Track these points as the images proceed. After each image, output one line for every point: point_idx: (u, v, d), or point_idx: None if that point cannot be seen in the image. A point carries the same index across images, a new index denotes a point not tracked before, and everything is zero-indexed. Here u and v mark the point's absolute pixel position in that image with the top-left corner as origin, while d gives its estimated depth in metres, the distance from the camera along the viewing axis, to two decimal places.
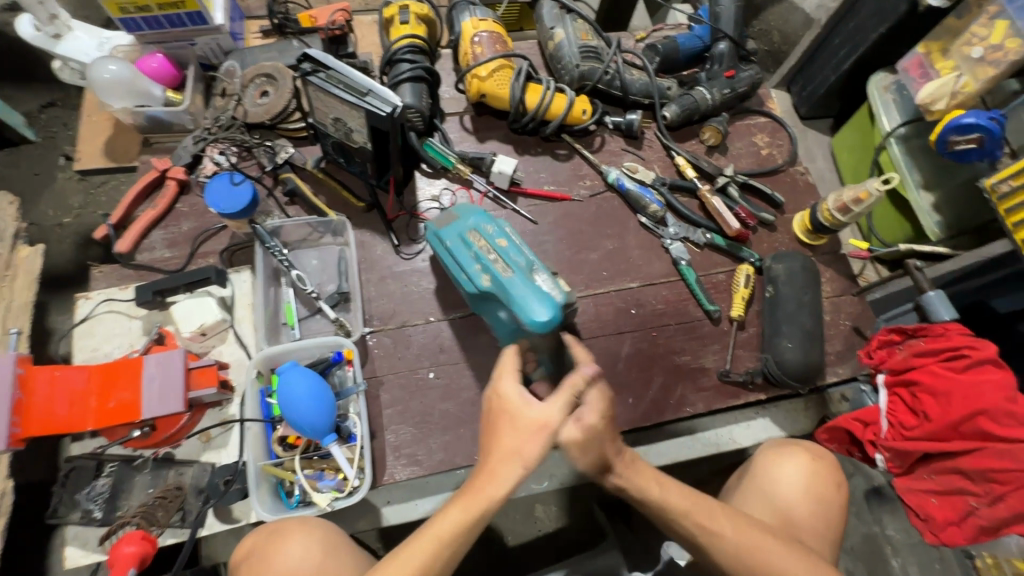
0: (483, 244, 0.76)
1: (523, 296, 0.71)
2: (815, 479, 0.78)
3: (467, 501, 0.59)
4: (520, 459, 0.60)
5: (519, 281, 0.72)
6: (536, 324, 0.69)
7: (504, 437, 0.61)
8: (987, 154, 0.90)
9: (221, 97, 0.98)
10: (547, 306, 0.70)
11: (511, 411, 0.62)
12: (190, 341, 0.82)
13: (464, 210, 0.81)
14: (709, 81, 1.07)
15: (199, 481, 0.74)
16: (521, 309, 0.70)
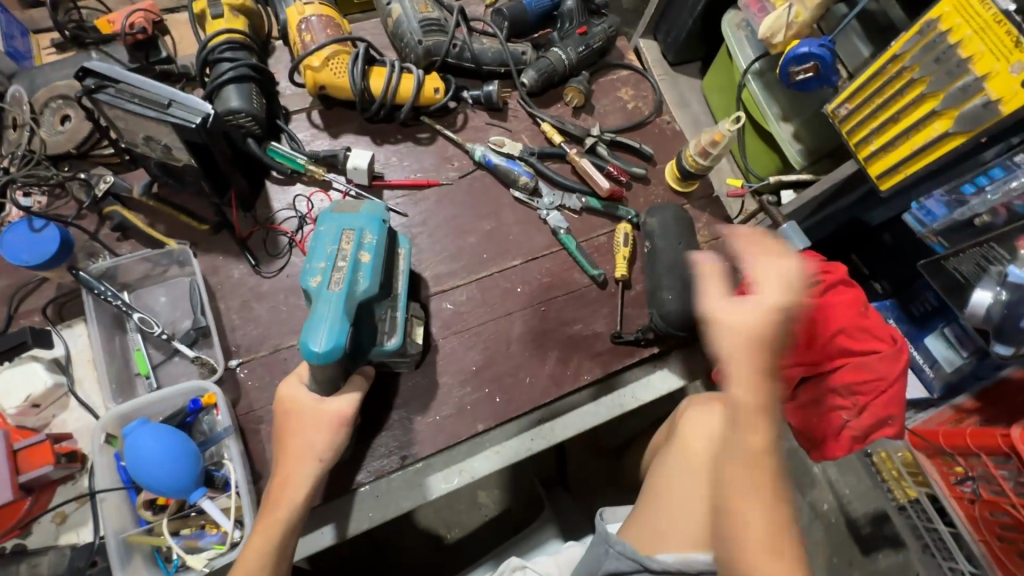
0: (345, 251, 0.67)
1: (324, 316, 0.62)
2: (746, 429, 0.80)
3: (268, 514, 0.63)
4: (315, 457, 0.66)
5: (337, 301, 0.63)
6: (308, 350, 0.61)
7: (296, 437, 0.67)
8: (825, 81, 0.93)
9: (12, 129, 0.85)
10: (333, 341, 0.61)
11: (293, 411, 0.68)
12: (20, 418, 0.71)
13: (348, 212, 0.71)
14: (563, 40, 1.04)
15: (57, 567, 0.66)
16: (309, 327, 0.62)
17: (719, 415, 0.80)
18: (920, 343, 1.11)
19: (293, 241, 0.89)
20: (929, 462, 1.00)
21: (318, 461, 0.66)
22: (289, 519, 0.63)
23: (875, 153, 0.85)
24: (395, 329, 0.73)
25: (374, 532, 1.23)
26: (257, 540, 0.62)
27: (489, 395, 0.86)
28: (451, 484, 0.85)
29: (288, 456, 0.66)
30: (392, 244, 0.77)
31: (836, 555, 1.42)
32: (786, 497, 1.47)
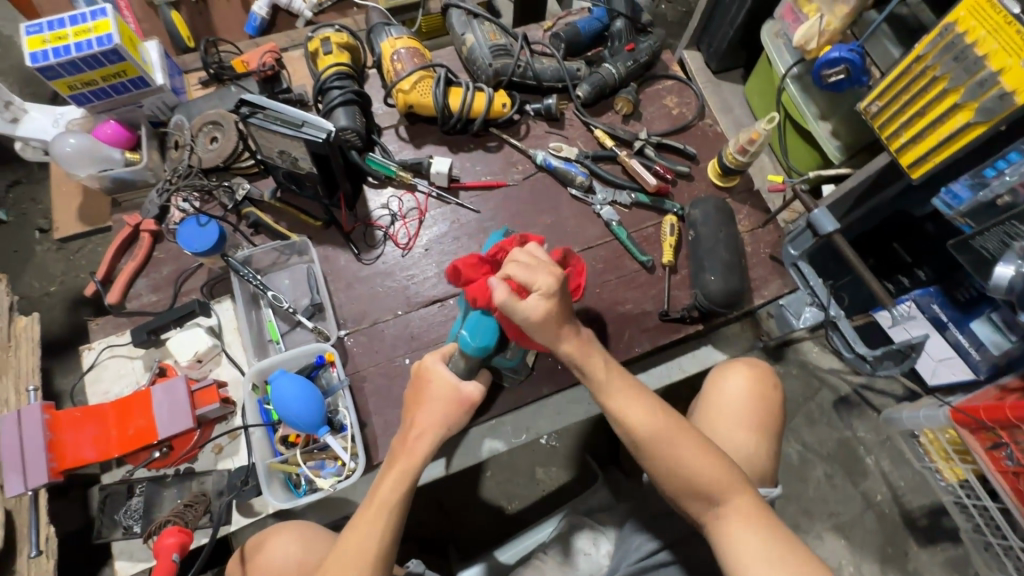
0: (495, 282, 0.82)
1: (482, 321, 0.81)
2: (767, 388, 0.92)
3: (401, 467, 0.74)
4: (441, 428, 0.78)
5: (491, 310, 0.82)
6: (467, 342, 0.81)
7: (435, 409, 0.78)
8: (856, 81, 1.02)
9: (175, 149, 1.07)
10: (483, 342, 0.81)
11: (430, 376, 0.80)
12: (189, 369, 0.92)
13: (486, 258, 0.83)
14: (613, 57, 1.18)
15: (219, 485, 0.85)
16: (470, 326, 0.81)
17: (741, 376, 0.92)
18: (966, 327, 1.16)
19: (387, 234, 1.06)
20: (972, 436, 1.04)
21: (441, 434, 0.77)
22: (416, 475, 0.74)
23: (904, 145, 0.94)
24: (518, 349, 0.89)
25: (443, 499, 1.38)
26: (390, 486, 0.73)
27: (551, 363, 1.00)
28: (520, 438, 0.98)
29: (427, 417, 0.78)
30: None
31: (890, 545, 1.43)
32: (837, 486, 1.49)
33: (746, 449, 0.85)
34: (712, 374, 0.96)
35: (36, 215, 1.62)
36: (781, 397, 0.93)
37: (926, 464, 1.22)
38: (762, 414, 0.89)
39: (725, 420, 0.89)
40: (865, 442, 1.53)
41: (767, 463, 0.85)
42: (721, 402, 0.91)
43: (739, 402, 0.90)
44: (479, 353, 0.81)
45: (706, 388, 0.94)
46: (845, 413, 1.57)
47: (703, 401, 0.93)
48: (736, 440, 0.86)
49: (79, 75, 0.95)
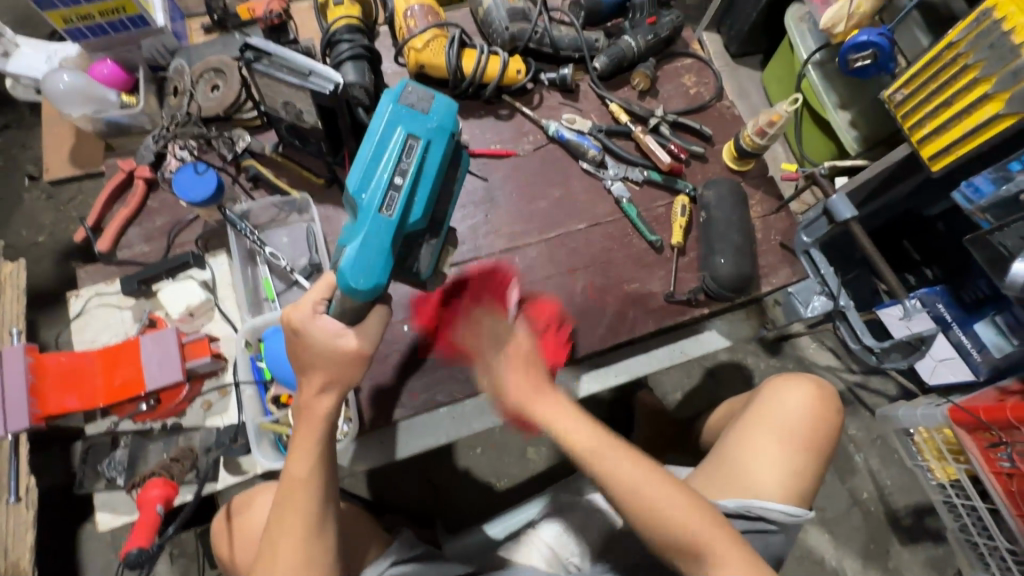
0: (405, 167, 0.69)
1: (371, 244, 0.66)
2: (826, 412, 0.94)
3: (307, 431, 0.71)
4: (336, 386, 0.71)
5: (387, 230, 0.67)
6: (348, 286, 0.66)
7: (320, 371, 0.70)
8: (884, 67, 0.99)
9: (173, 96, 1.02)
10: (371, 280, 0.67)
11: (309, 337, 0.69)
12: (180, 323, 0.90)
13: (427, 129, 0.70)
14: (634, 29, 1.14)
15: (207, 442, 0.83)
16: (354, 257, 0.66)
17: (806, 391, 0.95)
18: (970, 328, 1.14)
19: None
20: (970, 437, 1.03)
21: (340, 393, 0.72)
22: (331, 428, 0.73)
23: (927, 136, 0.92)
24: (432, 260, 0.75)
25: (431, 473, 1.37)
26: (299, 463, 0.71)
27: (552, 340, 0.97)
28: None
29: (315, 382, 0.71)
30: (455, 160, 0.76)
31: (873, 541, 1.45)
32: (825, 481, 1.50)
33: (793, 467, 0.88)
34: (776, 383, 0.98)
35: (25, 161, 1.57)
36: (838, 418, 0.96)
37: (918, 463, 1.22)
38: (816, 436, 0.92)
39: (782, 433, 0.91)
40: (855, 440, 1.53)
41: (812, 478, 0.89)
42: (780, 413, 0.93)
43: (799, 419, 0.92)
44: (369, 293, 0.68)
45: (763, 396, 0.96)
46: None
47: (763, 406, 0.95)
48: (790, 457, 0.89)
49: (75, 7, 0.90)
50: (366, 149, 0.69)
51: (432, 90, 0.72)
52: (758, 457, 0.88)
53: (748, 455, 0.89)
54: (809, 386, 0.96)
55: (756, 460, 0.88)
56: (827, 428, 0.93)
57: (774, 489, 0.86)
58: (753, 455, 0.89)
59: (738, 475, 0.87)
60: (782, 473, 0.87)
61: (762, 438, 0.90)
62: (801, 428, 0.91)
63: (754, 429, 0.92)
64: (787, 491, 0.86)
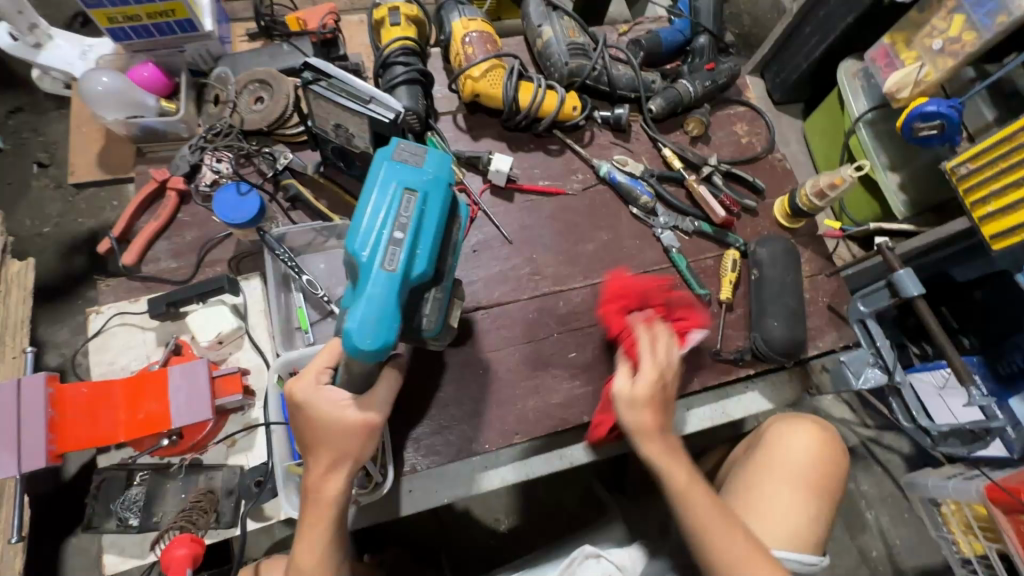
0: (402, 222, 0.62)
1: (372, 303, 0.59)
2: (831, 451, 0.88)
3: (316, 517, 0.66)
4: (347, 464, 0.66)
5: (390, 287, 0.60)
6: (353, 351, 0.59)
7: (325, 451, 0.65)
8: (948, 139, 0.97)
9: (213, 104, 0.97)
10: (379, 337, 0.59)
11: (320, 417, 0.65)
12: (207, 351, 0.84)
13: (423, 181, 0.64)
14: (692, 74, 1.12)
15: (229, 484, 0.77)
16: (355, 316, 0.59)
17: (810, 432, 0.89)
18: (1005, 403, 1.12)
19: None
20: (1005, 518, 1.00)
21: (349, 472, 0.67)
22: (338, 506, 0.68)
23: (992, 214, 0.91)
24: (438, 315, 0.69)
25: (438, 508, 1.31)
26: (307, 545, 0.67)
27: (593, 392, 0.93)
28: (552, 466, 0.95)
29: (322, 461, 0.65)
30: (452, 212, 0.71)
31: None
32: (837, 539, 1.47)
33: (804, 513, 0.82)
34: (778, 425, 0.91)
35: (35, 147, 1.49)
36: (845, 460, 0.89)
37: (942, 533, 1.20)
38: (827, 477, 0.86)
39: (788, 478, 0.85)
40: (867, 497, 1.51)
41: (823, 521, 0.83)
42: (784, 457, 0.87)
43: (805, 462, 0.86)
44: (376, 354, 0.59)
45: (766, 440, 0.90)
46: (852, 465, 1.54)
47: (764, 452, 0.89)
48: (798, 501, 0.82)
49: (123, 8, 0.86)
50: (359, 211, 0.63)
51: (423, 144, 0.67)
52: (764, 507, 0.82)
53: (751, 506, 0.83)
54: (812, 425, 0.90)
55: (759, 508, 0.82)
56: (834, 466, 0.87)
57: (784, 536, 0.80)
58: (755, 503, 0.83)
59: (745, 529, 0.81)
60: (791, 519, 0.81)
61: (767, 484, 0.84)
62: (807, 470, 0.85)
63: (760, 476, 0.86)
64: (799, 537, 0.80)
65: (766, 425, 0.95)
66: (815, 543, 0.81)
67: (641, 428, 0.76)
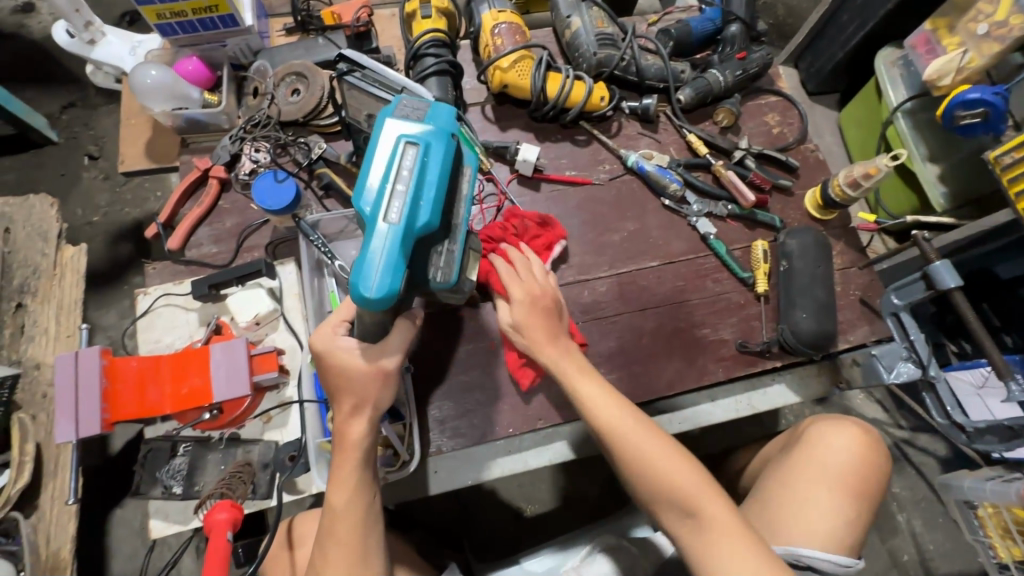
0: (403, 174, 0.60)
1: (373, 253, 0.58)
2: (875, 457, 0.86)
3: (345, 457, 0.68)
4: (369, 407, 0.68)
5: (393, 237, 0.58)
6: (361, 299, 0.58)
7: (344, 395, 0.68)
8: (992, 128, 0.94)
9: (253, 96, 1.02)
10: (382, 285, 0.58)
11: (339, 363, 0.68)
12: (246, 331, 0.89)
13: (423, 134, 0.62)
14: (722, 63, 1.10)
15: (265, 457, 0.81)
16: (360, 266, 0.58)
17: (852, 433, 0.87)
18: None
19: None
20: None
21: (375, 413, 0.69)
22: (367, 447, 0.69)
23: None
24: (452, 266, 0.66)
25: (461, 494, 1.33)
26: (339, 488, 0.68)
27: (616, 380, 0.94)
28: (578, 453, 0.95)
29: (345, 406, 0.68)
30: (458, 163, 0.68)
31: None
32: (865, 539, 1.43)
33: (844, 517, 0.80)
34: (819, 423, 0.89)
35: (87, 140, 1.57)
36: (887, 466, 0.87)
37: (978, 537, 1.16)
38: (867, 484, 0.84)
39: (825, 477, 0.83)
40: (899, 499, 1.47)
41: (858, 526, 0.81)
42: (823, 456, 0.85)
43: (844, 463, 0.84)
44: (382, 303, 0.58)
45: (806, 437, 0.89)
46: None
47: (803, 448, 0.87)
48: (834, 502, 0.81)
49: (171, 5, 0.89)
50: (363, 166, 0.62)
51: (426, 99, 0.65)
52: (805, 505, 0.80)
53: (787, 500, 0.82)
54: (857, 428, 0.88)
55: (794, 504, 0.81)
56: (875, 474, 0.85)
57: (818, 534, 0.78)
58: (791, 499, 0.82)
59: (778, 523, 0.80)
60: (825, 517, 0.79)
61: (806, 483, 0.83)
62: (847, 474, 0.83)
63: (799, 475, 0.84)
64: (833, 537, 0.78)
65: (806, 424, 0.93)
66: (850, 546, 0.79)
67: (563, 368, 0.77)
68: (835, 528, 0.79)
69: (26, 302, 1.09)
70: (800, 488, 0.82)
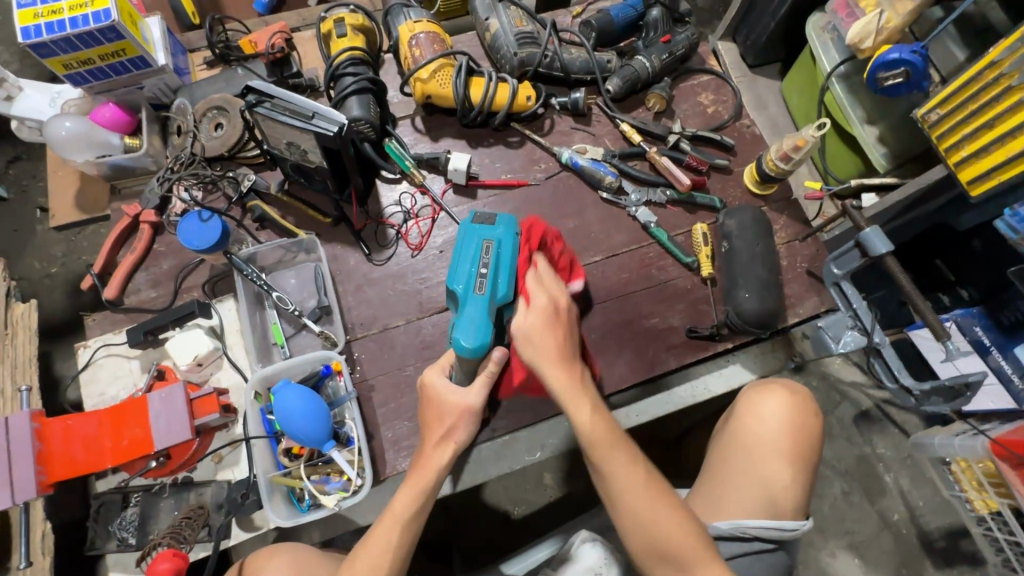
0: (486, 260, 0.77)
1: (472, 320, 0.74)
2: (807, 415, 0.87)
3: (417, 481, 0.72)
4: (450, 442, 0.75)
5: (481, 306, 0.75)
6: (460, 346, 0.74)
7: (432, 427, 0.76)
8: (916, 86, 0.93)
9: (177, 135, 1.01)
10: (479, 341, 0.74)
11: (434, 398, 0.76)
12: (188, 373, 0.88)
13: (499, 232, 0.79)
14: (647, 48, 1.09)
15: (218, 498, 0.81)
16: (459, 327, 0.75)
17: (781, 398, 0.87)
18: (1010, 352, 1.07)
19: (399, 233, 1.00)
20: (1013, 473, 0.96)
21: (456, 446, 0.75)
22: (431, 489, 0.71)
23: (967, 159, 0.88)
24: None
25: (446, 502, 1.30)
26: (405, 498, 0.70)
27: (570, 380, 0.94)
28: (533, 456, 0.94)
29: (434, 433, 0.75)
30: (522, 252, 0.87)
31: (905, 567, 1.30)
32: (854, 505, 1.36)
33: (784, 481, 0.81)
34: (752, 390, 0.90)
35: (37, 193, 1.56)
36: (820, 423, 0.87)
37: (954, 492, 1.16)
38: (803, 445, 0.85)
39: (759, 450, 0.84)
40: (885, 459, 1.39)
41: (801, 489, 0.82)
42: (757, 426, 0.86)
43: (776, 430, 0.85)
44: (474, 354, 0.74)
45: (739, 410, 0.89)
46: (865, 428, 1.42)
47: (736, 424, 0.88)
48: (769, 468, 0.82)
49: (75, 53, 0.88)
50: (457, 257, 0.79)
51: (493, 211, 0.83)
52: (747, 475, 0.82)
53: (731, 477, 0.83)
54: (787, 390, 0.89)
55: (732, 480, 0.83)
56: (812, 435, 0.86)
57: (759, 507, 0.80)
58: (728, 476, 0.83)
59: (721, 500, 0.81)
60: (764, 487, 0.81)
61: (746, 456, 0.84)
62: (779, 437, 0.84)
63: (738, 447, 0.85)
64: (773, 504, 0.80)
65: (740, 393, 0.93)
66: (793, 510, 0.81)
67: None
68: (774, 492, 0.81)
69: None
70: (740, 460, 0.84)
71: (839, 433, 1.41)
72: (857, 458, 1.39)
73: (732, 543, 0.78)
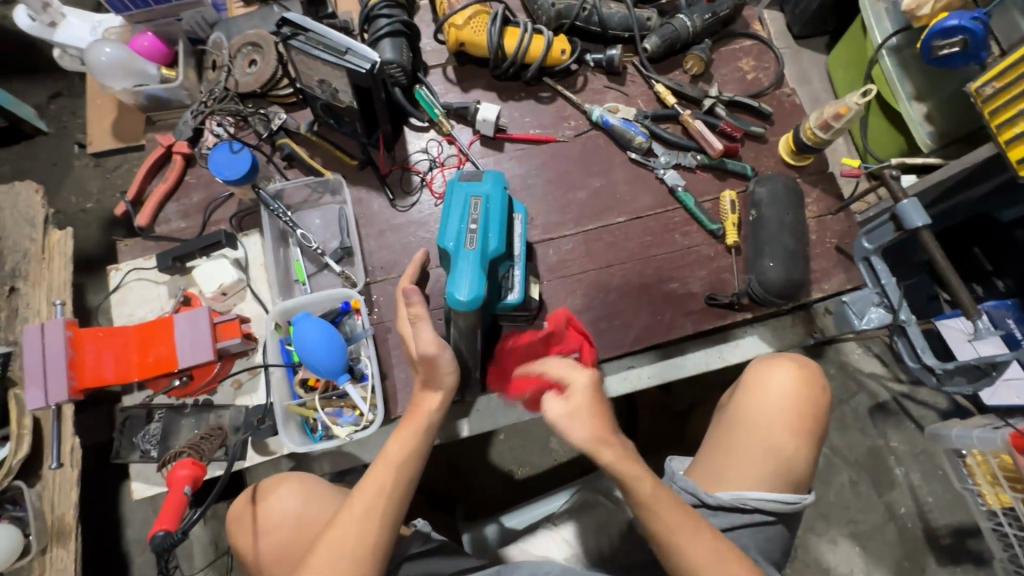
0: (473, 215, 0.78)
1: (465, 273, 0.74)
2: (815, 390, 0.85)
3: (411, 426, 0.69)
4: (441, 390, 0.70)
5: (473, 259, 0.75)
6: (454, 299, 0.73)
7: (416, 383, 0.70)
8: (973, 56, 0.88)
9: (212, 70, 1.02)
10: (474, 293, 0.74)
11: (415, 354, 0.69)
12: (213, 301, 0.91)
13: (487, 187, 0.79)
14: (690, 7, 1.05)
15: (236, 421, 0.84)
16: (453, 281, 0.74)
17: (788, 371, 0.85)
18: None
19: (424, 180, 1.00)
20: None
21: (443, 390, 0.70)
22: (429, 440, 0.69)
23: (1019, 136, 0.83)
24: (516, 286, 0.87)
25: (453, 454, 1.32)
26: (398, 444, 0.68)
27: None
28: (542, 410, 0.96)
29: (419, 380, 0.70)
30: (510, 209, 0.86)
31: (907, 559, 1.29)
32: (862, 494, 1.34)
33: (786, 456, 0.80)
34: (760, 363, 0.88)
35: (76, 129, 1.60)
36: (828, 398, 0.86)
37: (967, 485, 1.13)
38: (808, 420, 0.83)
39: (764, 422, 0.83)
40: (897, 452, 1.36)
41: (804, 462, 0.82)
42: (763, 399, 0.84)
43: (782, 404, 0.83)
44: (470, 307, 0.73)
45: (747, 382, 0.87)
46: (880, 420, 1.39)
47: (742, 396, 0.86)
48: (772, 441, 0.81)
49: None
50: (445, 220, 0.79)
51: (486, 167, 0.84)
52: (748, 447, 0.81)
53: (733, 449, 0.82)
54: (796, 365, 0.87)
55: (736, 452, 0.81)
56: (818, 410, 0.84)
57: (762, 479, 0.79)
58: (732, 447, 0.82)
59: (725, 469, 0.81)
60: (767, 460, 0.80)
61: (750, 430, 0.82)
62: (785, 411, 0.83)
63: (742, 420, 0.84)
64: (775, 476, 0.80)
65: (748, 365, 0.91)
66: (796, 483, 0.81)
67: (290, 510, 0.74)
68: (776, 467, 0.80)
69: (18, 286, 1.10)
70: (743, 433, 0.83)
71: (853, 422, 1.39)
72: (869, 448, 1.37)
73: (734, 509, 0.78)
